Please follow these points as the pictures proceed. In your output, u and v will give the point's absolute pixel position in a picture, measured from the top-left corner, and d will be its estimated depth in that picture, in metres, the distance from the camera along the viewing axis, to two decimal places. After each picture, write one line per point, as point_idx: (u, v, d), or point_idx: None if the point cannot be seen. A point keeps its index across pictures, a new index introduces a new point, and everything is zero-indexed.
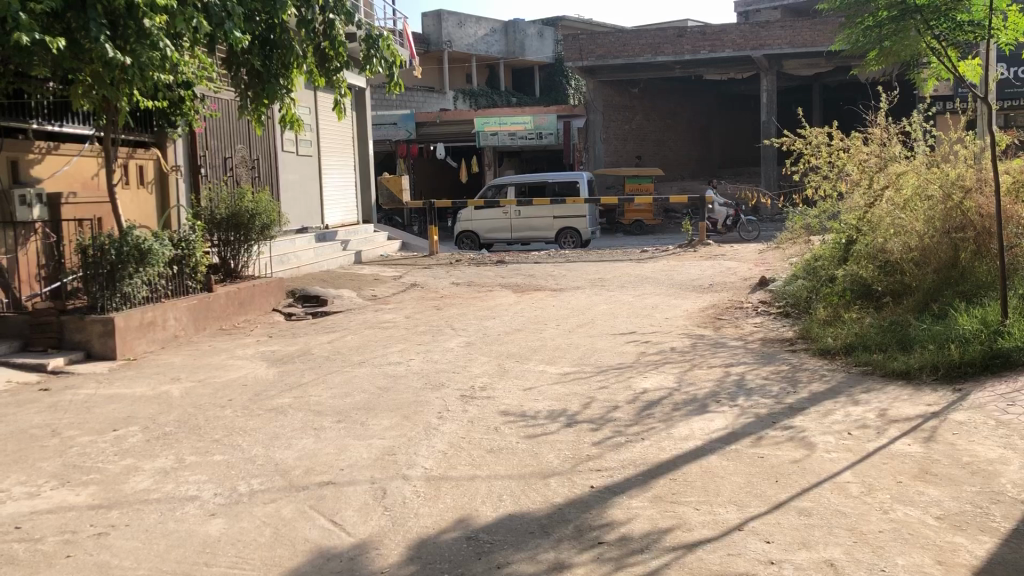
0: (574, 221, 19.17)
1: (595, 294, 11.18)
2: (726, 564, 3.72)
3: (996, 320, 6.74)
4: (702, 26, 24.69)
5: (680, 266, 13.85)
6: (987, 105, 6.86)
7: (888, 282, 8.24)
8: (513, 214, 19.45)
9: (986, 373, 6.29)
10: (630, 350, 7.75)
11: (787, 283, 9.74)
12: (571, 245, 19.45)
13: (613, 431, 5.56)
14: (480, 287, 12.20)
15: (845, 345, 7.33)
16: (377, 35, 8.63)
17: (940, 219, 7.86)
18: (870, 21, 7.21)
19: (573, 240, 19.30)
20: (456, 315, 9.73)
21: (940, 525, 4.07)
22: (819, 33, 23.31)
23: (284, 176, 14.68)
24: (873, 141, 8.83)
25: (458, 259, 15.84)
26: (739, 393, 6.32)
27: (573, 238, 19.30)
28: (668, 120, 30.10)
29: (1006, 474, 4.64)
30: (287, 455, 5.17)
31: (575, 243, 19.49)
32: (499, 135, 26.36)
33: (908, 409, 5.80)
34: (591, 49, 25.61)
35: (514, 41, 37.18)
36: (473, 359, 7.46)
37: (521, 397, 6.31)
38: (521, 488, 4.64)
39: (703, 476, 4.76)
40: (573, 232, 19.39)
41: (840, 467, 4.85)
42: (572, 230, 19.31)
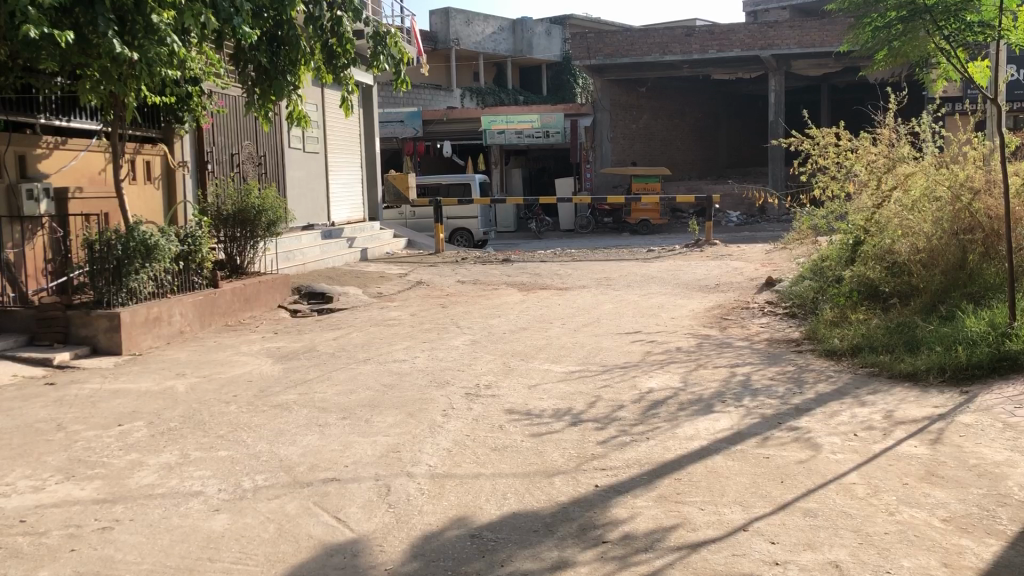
0: (463, 222, 20.31)
1: (601, 293, 11.15)
2: (732, 565, 3.70)
3: (1005, 322, 6.70)
4: (711, 25, 24.64)
5: (686, 266, 13.82)
6: (999, 108, 6.76)
7: (895, 283, 8.20)
8: (409, 214, 20.79)
9: (993, 375, 6.25)
10: (636, 349, 7.72)
11: (794, 283, 9.78)
12: (463, 245, 20.55)
13: (618, 431, 5.54)
14: (486, 285, 12.19)
15: (852, 346, 7.30)
16: (385, 32, 8.59)
17: (948, 221, 7.81)
18: (880, 21, 7.15)
19: (465, 240, 20.36)
20: (461, 313, 9.71)
21: (946, 528, 4.05)
22: (828, 33, 23.21)
23: (290, 173, 14.68)
24: (882, 142, 8.75)
25: (465, 257, 15.85)
26: (745, 394, 6.31)
27: (463, 239, 20.40)
28: (676, 120, 30.00)
29: (1014, 477, 4.61)
30: (292, 451, 5.16)
31: (467, 243, 20.57)
32: (506, 133, 26.47)
33: (915, 411, 5.78)
34: (598, 48, 25.57)
35: (522, 40, 37.10)
36: (478, 357, 7.45)
37: (527, 395, 6.30)
38: (525, 486, 4.62)
39: (708, 476, 4.75)
40: (465, 234, 20.50)
41: (846, 468, 4.83)
42: (463, 231, 20.40)
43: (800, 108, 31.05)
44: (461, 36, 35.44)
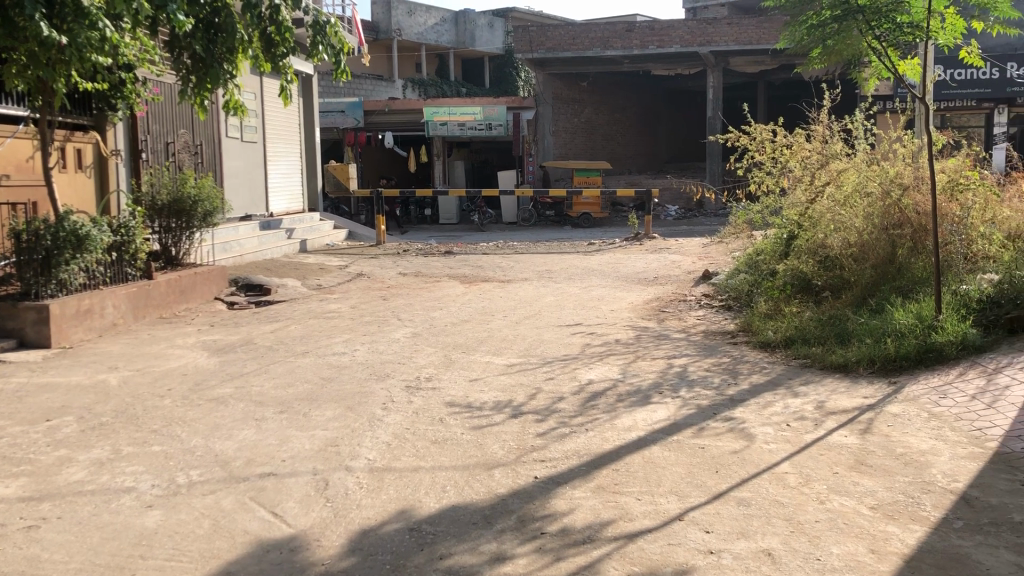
0: None
1: (543, 286, 11.18)
2: (666, 554, 3.77)
3: (931, 315, 6.91)
4: (651, 21, 24.81)
5: (626, 259, 13.94)
6: (927, 107, 6.92)
7: (828, 277, 8.38)
8: None
9: (920, 366, 6.45)
10: (576, 342, 7.77)
11: (730, 277, 9.97)
12: None
13: (558, 423, 5.57)
14: (427, 277, 12.13)
15: (786, 339, 7.44)
16: (324, 21, 8.41)
17: (879, 216, 8.02)
18: (814, 19, 7.24)
19: None
20: (402, 306, 9.65)
21: (873, 515, 4.17)
22: (764, 31, 23.67)
23: (227, 163, 14.42)
24: (816, 138, 8.98)
25: (405, 249, 15.76)
26: (681, 385, 6.39)
27: None
28: (616, 114, 30.23)
29: (938, 465, 4.77)
30: (227, 446, 5.08)
31: None
32: (448, 125, 25.88)
33: (845, 401, 5.93)
34: (540, 41, 25.51)
35: (464, 31, 36.91)
36: (419, 350, 7.41)
37: (467, 388, 6.30)
38: (464, 479, 4.64)
39: (645, 467, 4.82)
40: None
41: (778, 458, 4.94)
42: None
43: (738, 104, 31.55)
44: (403, 27, 35.27)
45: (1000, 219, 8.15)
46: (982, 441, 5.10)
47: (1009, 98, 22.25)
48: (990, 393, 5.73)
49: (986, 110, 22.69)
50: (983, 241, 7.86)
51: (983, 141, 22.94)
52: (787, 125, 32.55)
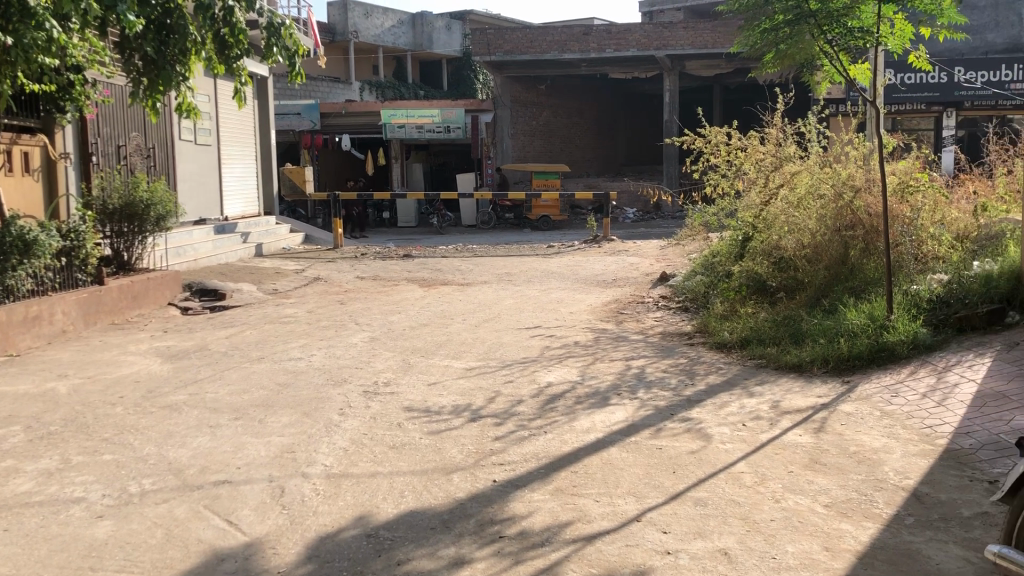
0: None
1: (502, 289, 11.18)
2: (624, 556, 3.78)
3: (883, 315, 7.03)
4: (608, 24, 24.99)
5: (585, 261, 13.99)
6: (878, 110, 7.03)
7: (782, 278, 8.49)
8: None
9: (872, 365, 6.56)
10: (535, 344, 7.78)
11: (686, 279, 10.06)
12: None
13: (516, 426, 5.56)
14: (385, 281, 12.06)
15: (741, 339, 7.52)
16: (279, 23, 8.32)
17: (832, 218, 8.13)
18: (767, 23, 7.31)
19: None
20: (359, 310, 9.58)
21: (827, 513, 4.23)
22: (720, 34, 23.92)
23: (181, 166, 14.22)
24: (770, 141, 9.10)
25: (363, 253, 15.66)
26: (639, 386, 6.43)
27: None
28: (574, 117, 30.35)
29: (890, 463, 4.85)
30: (181, 454, 5.00)
31: None
32: (406, 128, 25.93)
33: (799, 401, 6.00)
34: (498, 44, 25.62)
35: (422, 34, 36.78)
36: (377, 354, 7.36)
37: (425, 392, 6.26)
38: (422, 484, 4.61)
39: (603, 468, 4.83)
40: None
41: (734, 458, 4.98)
42: None
43: (693, 107, 31.88)
44: (359, 29, 35.01)
45: (949, 220, 8.31)
46: (932, 438, 5.19)
47: (956, 102, 22.75)
48: (940, 391, 5.85)
49: (935, 113, 23.16)
50: (933, 242, 8.01)
51: (932, 144, 23.43)
52: (742, 128, 32.94)
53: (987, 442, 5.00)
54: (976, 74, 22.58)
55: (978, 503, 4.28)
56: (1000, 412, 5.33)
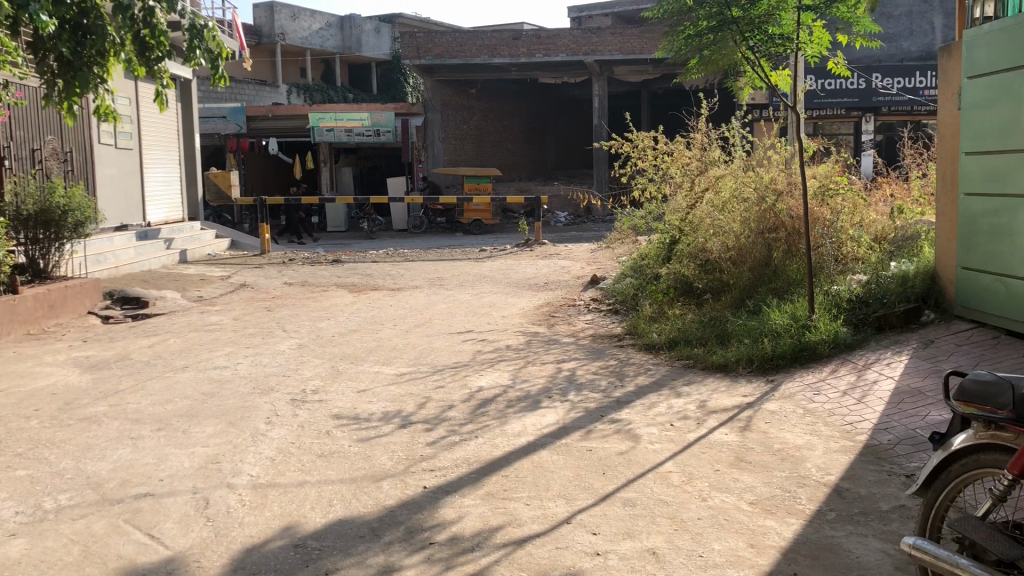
0: None
1: (433, 293, 11.13)
2: (554, 559, 3.79)
3: (805, 315, 7.22)
4: (537, 29, 25.11)
5: (517, 265, 14.03)
6: (798, 114, 7.22)
7: (708, 280, 8.64)
8: None
9: (795, 364, 6.72)
10: (466, 349, 7.76)
11: (616, 281, 10.17)
12: None
13: (447, 431, 5.54)
14: (315, 287, 11.91)
15: (669, 340, 7.63)
16: (201, 25, 8.15)
17: (755, 221, 8.30)
18: (691, 30, 7.42)
19: None
20: (288, 316, 9.43)
21: (752, 510, 4.31)
22: (646, 41, 24.26)
23: (100, 171, 13.83)
24: (696, 146, 9.28)
25: (292, 258, 15.43)
26: (570, 389, 6.46)
27: None
28: (505, 121, 30.44)
29: (812, 459, 4.97)
30: (100, 467, 4.85)
31: None
32: (334, 131, 25.75)
33: (725, 400, 6.11)
34: (427, 48, 25.43)
35: (350, 36, 36.44)
36: (305, 362, 7.25)
37: (355, 399, 6.19)
38: (351, 492, 4.56)
39: (534, 472, 4.84)
40: None
41: (663, 458, 5.05)
42: None
43: (622, 112, 32.26)
44: (286, 31, 34.70)
45: (867, 222, 8.57)
46: (853, 435, 5.34)
47: (874, 107, 23.49)
48: (860, 388, 6.02)
49: (854, 118, 23.84)
50: (853, 243, 8.24)
51: (852, 148, 24.12)
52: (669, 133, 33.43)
53: (904, 437, 5.16)
54: (892, 80, 23.35)
55: (896, 497, 4.41)
56: (916, 408, 5.51)
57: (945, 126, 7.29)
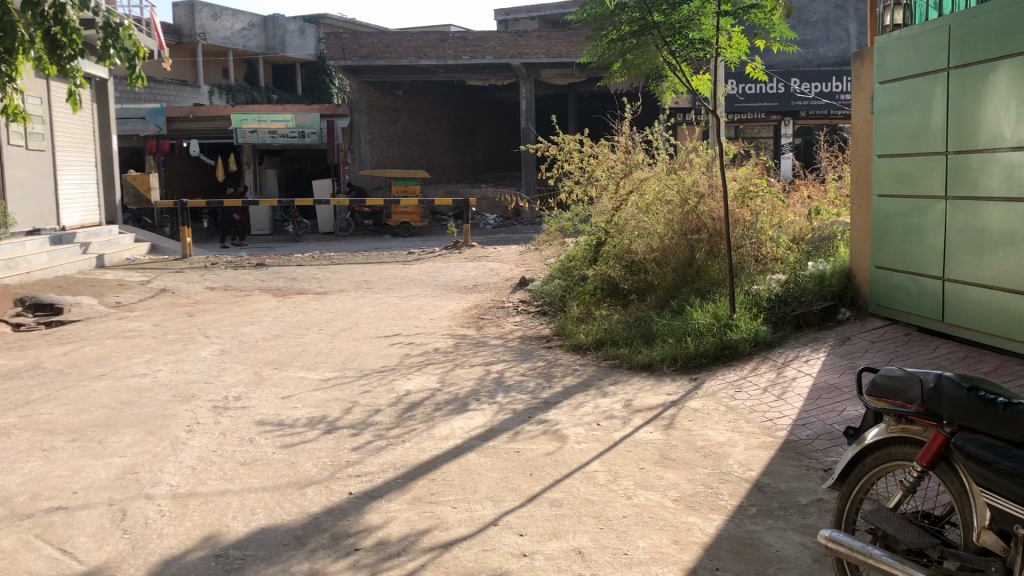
0: None
1: (360, 297, 11.02)
2: (481, 561, 3.78)
3: (726, 314, 7.38)
4: (463, 31, 25.07)
5: (444, 267, 13.99)
6: (718, 118, 7.36)
7: (634, 281, 8.77)
8: None
9: (718, 362, 6.85)
10: (393, 353, 7.71)
11: (545, 283, 10.24)
12: None
13: (374, 436, 5.50)
14: (238, 291, 11.68)
15: (596, 341, 7.71)
16: (116, 23, 7.92)
17: (678, 222, 8.43)
18: (612, 35, 7.50)
19: None
20: (210, 322, 9.22)
21: (676, 507, 4.38)
22: (571, 44, 24.49)
23: (10, 173, 13.33)
24: (620, 149, 9.42)
25: (215, 262, 15.11)
26: (498, 391, 6.47)
27: None
28: (432, 123, 30.38)
29: (734, 456, 5.08)
30: (10, 481, 4.66)
31: None
32: (258, 133, 25.18)
33: (650, 399, 6.20)
34: (353, 49, 25.16)
35: (274, 36, 35.88)
36: (228, 368, 7.10)
37: (279, 406, 6.09)
38: (275, 500, 4.48)
39: (461, 474, 4.84)
40: None
41: (589, 457, 5.09)
42: None
43: (548, 114, 32.48)
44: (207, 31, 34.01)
45: (785, 223, 8.81)
46: (773, 431, 5.47)
47: (793, 111, 24.13)
48: (779, 385, 6.17)
49: (774, 122, 24.45)
50: (771, 244, 8.45)
51: (772, 151, 24.73)
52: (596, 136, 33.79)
53: (821, 432, 5.31)
54: (810, 85, 24.03)
55: (814, 491, 4.54)
56: (833, 403, 5.68)
57: (859, 130, 7.54)
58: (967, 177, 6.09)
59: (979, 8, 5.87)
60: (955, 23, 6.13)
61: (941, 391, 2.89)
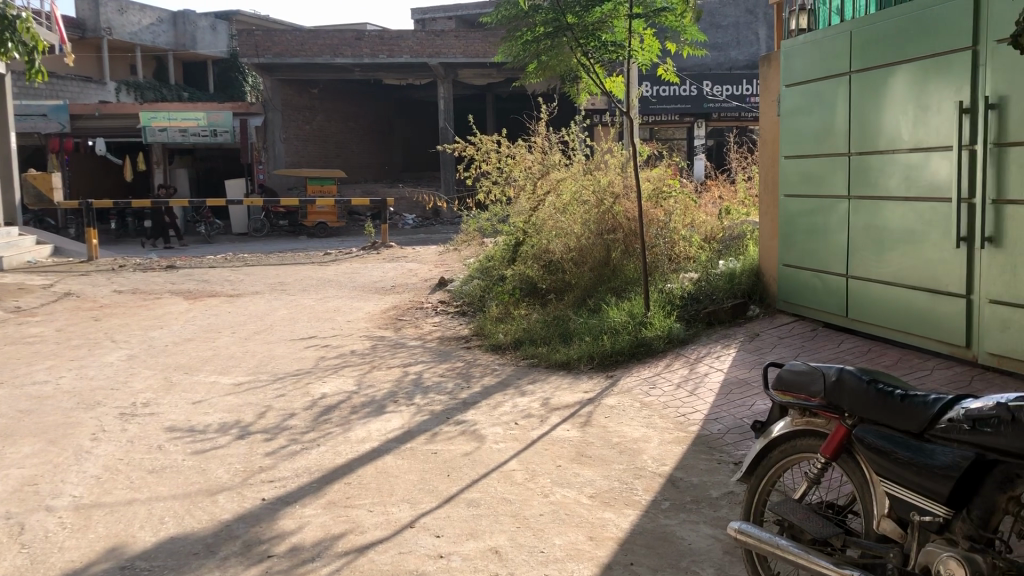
0: None
1: (275, 299, 10.84)
2: (397, 564, 3.76)
3: (641, 312, 7.51)
4: (379, 30, 24.87)
5: (363, 268, 13.87)
6: (631, 119, 7.49)
7: (551, 280, 8.85)
8: None
9: (633, 359, 6.96)
10: (309, 355, 7.59)
11: (464, 283, 10.24)
12: None
13: (288, 440, 5.41)
14: (146, 294, 11.35)
15: (514, 340, 7.75)
16: (13, 15, 7.60)
17: (594, 222, 8.53)
18: (526, 36, 7.54)
19: None
20: (117, 326, 8.94)
21: (592, 503, 4.43)
22: (488, 44, 24.58)
23: None
24: (537, 150, 9.50)
25: (123, 264, 14.64)
26: (416, 392, 6.44)
27: None
28: (350, 122, 30.06)
29: (648, 451, 5.17)
30: None
31: None
32: (168, 131, 24.58)
33: (568, 397, 6.26)
34: (267, 46, 24.72)
35: (184, 32, 34.95)
36: (135, 373, 6.89)
37: (190, 411, 5.94)
38: (184, 508, 4.36)
39: (377, 477, 4.79)
40: None
41: (507, 456, 5.11)
42: None
43: (466, 115, 32.51)
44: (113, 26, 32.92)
45: (698, 223, 9.01)
46: (686, 426, 5.58)
47: (705, 114, 24.67)
48: (692, 381, 6.31)
49: (687, 124, 24.95)
50: (684, 243, 8.63)
51: (685, 152, 25.22)
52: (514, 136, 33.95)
53: (732, 426, 5.44)
54: (721, 88, 24.55)
55: (725, 484, 4.64)
56: (744, 398, 5.82)
57: (767, 132, 7.75)
58: (868, 178, 6.32)
59: (879, 15, 6.10)
60: (855, 29, 6.36)
61: (842, 384, 2.98)
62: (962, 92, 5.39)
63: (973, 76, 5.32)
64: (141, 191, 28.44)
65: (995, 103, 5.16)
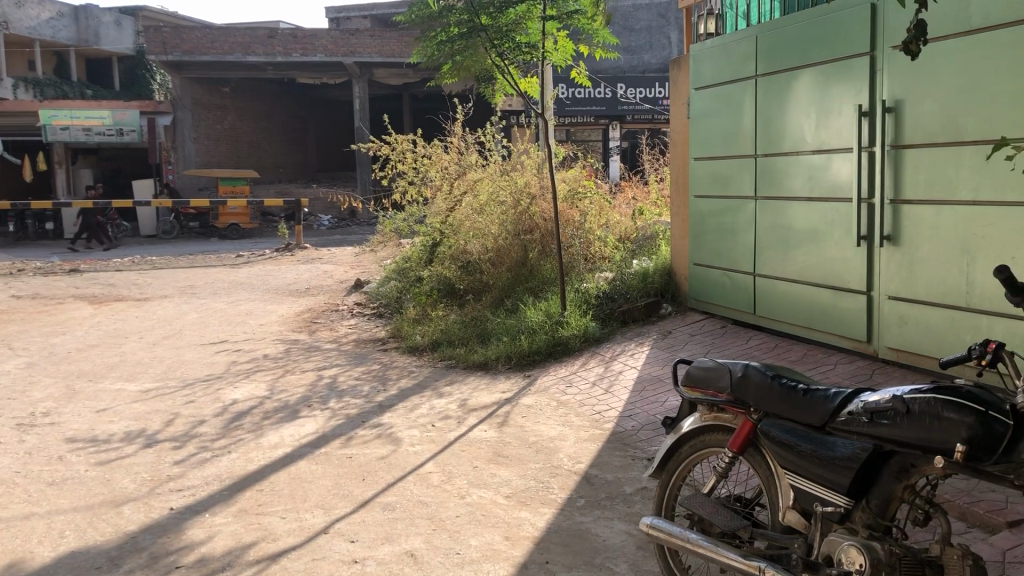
0: None
1: (184, 303, 10.55)
2: (310, 570, 3.70)
3: (558, 312, 7.57)
4: (292, 28, 24.44)
5: (277, 270, 13.61)
6: (545, 120, 7.56)
7: (469, 281, 8.84)
8: None
9: (550, 359, 7.02)
10: (220, 360, 7.42)
11: (381, 284, 10.12)
12: None
13: (198, 448, 5.27)
14: (46, 300, 10.90)
15: (432, 342, 7.73)
16: None
17: (511, 223, 8.56)
18: (440, 36, 7.53)
19: None
20: (14, 333, 8.57)
21: (508, 503, 4.44)
22: (404, 45, 24.54)
23: None
24: (453, 150, 9.49)
25: (21, 269, 14.02)
26: (331, 396, 6.36)
27: None
28: (263, 122, 29.50)
29: (564, 449, 5.21)
30: None
31: None
32: (70, 130, 24.38)
33: (485, 397, 6.26)
34: (175, 43, 24.27)
35: (87, 28, 33.70)
36: (34, 382, 6.62)
37: (93, 420, 5.74)
38: (87, 521, 4.21)
39: (291, 483, 4.71)
40: None
41: (423, 459, 5.08)
42: None
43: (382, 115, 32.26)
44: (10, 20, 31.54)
45: (612, 223, 9.14)
46: (600, 423, 5.65)
47: (620, 116, 25.02)
48: (607, 379, 6.39)
49: (602, 125, 25.26)
50: (599, 243, 8.75)
51: (601, 153, 25.53)
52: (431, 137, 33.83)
53: (646, 423, 5.53)
54: (635, 90, 24.97)
55: (638, 480, 4.71)
56: (657, 395, 5.93)
57: (677, 133, 7.91)
58: (775, 178, 6.50)
59: (783, 20, 6.29)
60: (760, 35, 6.54)
61: (748, 381, 3.05)
62: (860, 96, 5.59)
63: (870, 80, 5.52)
64: (41, 192, 27.24)
65: (891, 106, 5.36)
